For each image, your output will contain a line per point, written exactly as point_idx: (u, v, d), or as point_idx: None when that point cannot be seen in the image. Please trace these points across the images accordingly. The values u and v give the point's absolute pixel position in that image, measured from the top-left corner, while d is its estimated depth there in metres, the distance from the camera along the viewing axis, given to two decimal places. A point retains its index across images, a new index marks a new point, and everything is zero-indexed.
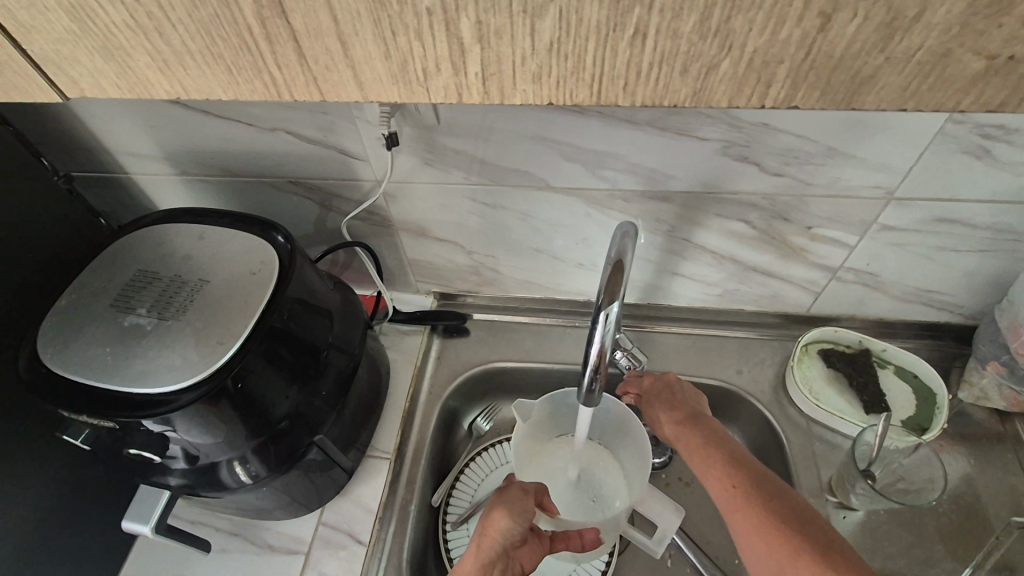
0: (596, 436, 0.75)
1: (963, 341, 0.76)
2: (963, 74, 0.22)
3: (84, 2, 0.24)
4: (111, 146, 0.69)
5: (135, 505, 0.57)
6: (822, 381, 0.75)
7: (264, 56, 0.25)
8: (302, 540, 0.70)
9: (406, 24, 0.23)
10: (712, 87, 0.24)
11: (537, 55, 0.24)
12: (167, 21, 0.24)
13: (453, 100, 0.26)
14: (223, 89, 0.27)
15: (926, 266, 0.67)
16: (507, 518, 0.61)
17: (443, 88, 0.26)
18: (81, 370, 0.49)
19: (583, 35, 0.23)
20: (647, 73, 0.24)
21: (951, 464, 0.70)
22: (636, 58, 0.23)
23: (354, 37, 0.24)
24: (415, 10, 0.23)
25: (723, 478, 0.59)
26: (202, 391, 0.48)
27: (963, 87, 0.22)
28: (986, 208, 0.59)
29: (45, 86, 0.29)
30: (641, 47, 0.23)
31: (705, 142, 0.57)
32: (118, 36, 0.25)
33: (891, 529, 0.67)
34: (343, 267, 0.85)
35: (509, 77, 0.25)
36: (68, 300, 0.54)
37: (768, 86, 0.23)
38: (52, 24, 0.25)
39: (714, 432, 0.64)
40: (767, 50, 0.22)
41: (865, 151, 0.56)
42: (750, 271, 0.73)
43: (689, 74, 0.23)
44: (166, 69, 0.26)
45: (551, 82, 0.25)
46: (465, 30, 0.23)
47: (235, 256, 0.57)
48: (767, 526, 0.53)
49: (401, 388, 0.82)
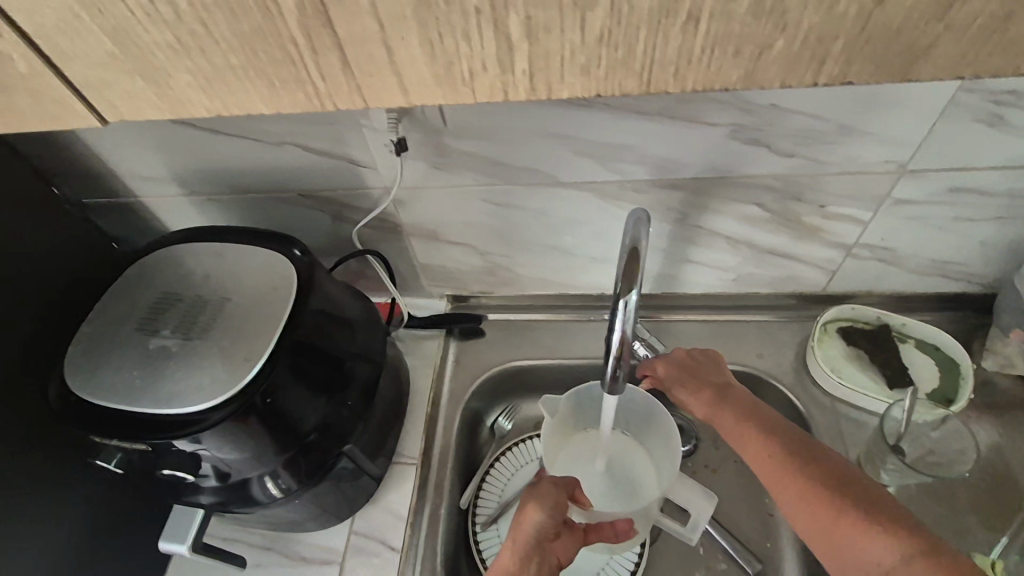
0: (622, 426, 0.75)
1: (983, 310, 0.76)
2: (1022, 37, 0.22)
3: (124, 26, 0.24)
4: (120, 171, 0.69)
5: (171, 526, 0.57)
6: (844, 359, 0.75)
7: (307, 66, 0.25)
8: (335, 550, 0.70)
9: (452, 25, 0.23)
10: (764, 69, 0.24)
11: (585, 49, 0.24)
12: (211, 40, 0.24)
13: (497, 99, 0.26)
14: (263, 105, 0.27)
15: (945, 237, 0.67)
16: (539, 513, 0.61)
17: (487, 87, 0.26)
18: (111, 395, 0.49)
19: (633, 24, 0.22)
20: (699, 58, 0.24)
21: (981, 435, 0.70)
22: (689, 45, 0.23)
23: (399, 41, 0.24)
24: (463, 9, 0.22)
25: (762, 453, 0.58)
26: (232, 409, 0.48)
27: (1021, 50, 0.22)
28: (1002, 174, 0.58)
29: (84, 112, 0.29)
30: (692, 33, 0.23)
31: (715, 127, 0.57)
32: (159, 56, 0.25)
33: (924, 503, 0.67)
34: (356, 276, 0.85)
35: (556, 71, 0.25)
36: (92, 326, 0.54)
37: (822, 65, 0.23)
38: (94, 49, 0.25)
39: (742, 404, 0.63)
40: (824, 27, 0.22)
41: (877, 126, 0.55)
42: (764, 253, 0.72)
43: (741, 56, 0.23)
44: (209, 89, 0.26)
45: (600, 74, 0.25)
46: (514, 26, 0.23)
47: (254, 272, 0.57)
48: (808, 492, 0.53)
49: (421, 393, 0.82)
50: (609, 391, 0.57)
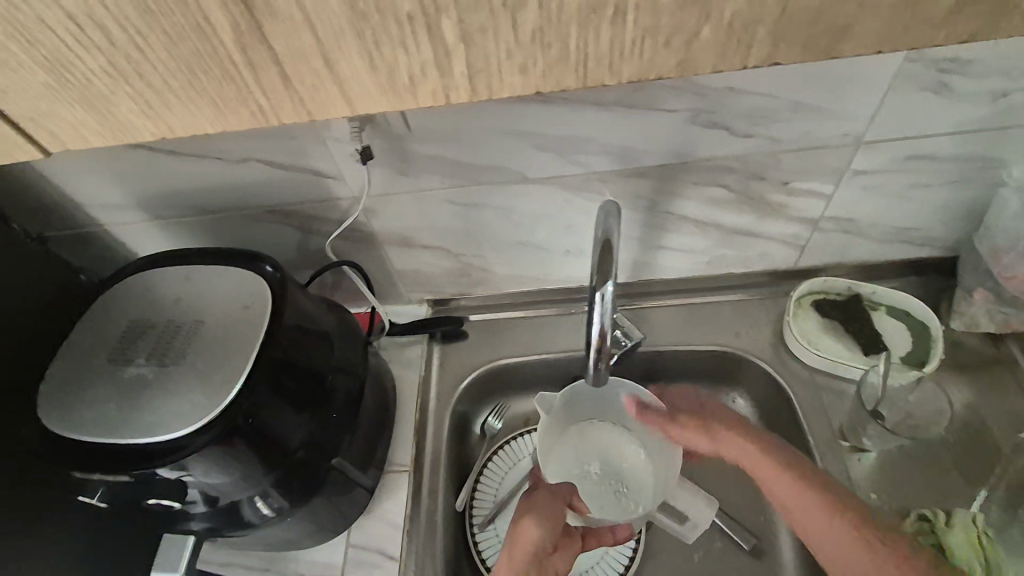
0: (623, 422, 0.74)
1: (946, 272, 0.78)
2: (937, 11, 0.23)
3: (59, 56, 0.23)
4: (81, 200, 0.68)
5: (160, 556, 0.56)
6: (820, 331, 0.77)
7: (249, 85, 0.25)
8: (334, 565, 0.70)
9: (393, 32, 0.23)
10: (699, 54, 0.24)
11: (522, 47, 0.24)
12: (147, 63, 0.24)
13: (441, 104, 0.27)
14: (215, 121, 0.27)
15: (903, 204, 0.69)
16: (539, 529, 0.65)
17: (429, 94, 0.26)
18: (89, 429, 0.48)
19: (566, 20, 0.23)
20: (632, 49, 0.24)
21: (953, 394, 0.72)
22: (620, 36, 0.23)
23: (338, 54, 0.24)
24: (397, 18, 0.23)
25: (761, 464, 0.62)
26: (214, 433, 0.47)
27: (938, 21, 0.23)
28: (951, 140, 0.60)
29: (28, 147, 0.28)
30: (623, 25, 0.23)
31: (674, 113, 0.58)
32: (97, 83, 0.25)
33: (905, 464, 0.69)
34: (332, 288, 0.85)
35: (496, 71, 0.25)
36: (63, 362, 0.53)
37: (750, 48, 0.24)
38: (29, 82, 0.24)
39: (731, 421, 0.66)
40: (748, 13, 0.23)
41: (829, 101, 0.57)
42: (733, 234, 0.74)
43: (672, 46, 0.24)
44: (150, 112, 0.26)
45: (539, 72, 0.25)
46: (447, 31, 0.23)
47: (227, 292, 0.56)
48: (821, 505, 0.58)
49: (408, 399, 0.82)
50: (592, 383, 0.57)
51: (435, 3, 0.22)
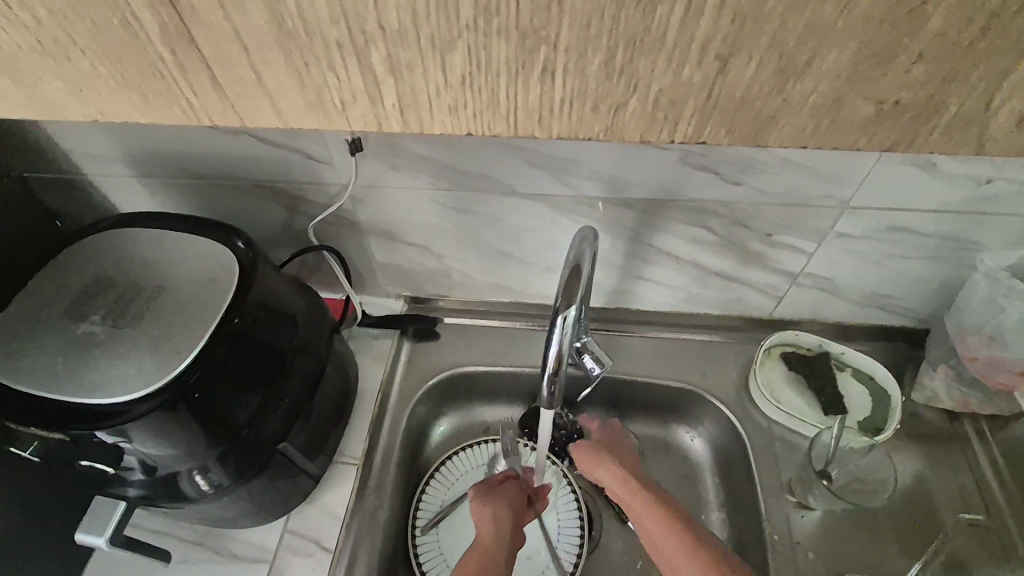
0: None
1: (918, 345, 0.79)
2: (834, 111, 0.24)
3: None
4: (68, 148, 0.67)
5: (89, 517, 0.54)
6: (784, 383, 0.77)
7: None
8: (267, 548, 0.68)
9: (311, 55, 0.24)
10: (374, 86, 0.25)
11: (140, 37, 0.24)
12: None
13: (103, 71, 0.26)
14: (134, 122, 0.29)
15: (881, 271, 0.69)
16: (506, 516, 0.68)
17: (78, 65, 0.25)
18: (33, 380, 0.48)
19: (181, 30, 0.24)
20: (267, 67, 0.25)
21: (902, 463, 0.73)
22: (229, 54, 0.24)
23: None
24: (50, 35, 0.24)
25: None
26: (158, 401, 0.47)
27: (815, 111, 0.24)
28: (930, 217, 0.62)
29: None
30: (221, 44, 0.24)
31: (669, 151, 0.59)
32: None
33: (845, 528, 0.69)
34: (311, 269, 0.84)
35: (112, 61, 0.25)
36: (19, 307, 0.52)
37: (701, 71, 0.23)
38: None
39: None
40: (398, 55, 0.24)
41: (816, 162, 0.58)
42: (713, 275, 0.74)
43: (331, 91, 0.26)
44: None
45: (180, 90, 0.26)
46: (46, 21, 0.24)
47: (192, 262, 0.56)
48: None
49: (370, 390, 0.81)
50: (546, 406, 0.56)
51: (67, 33, 0.24)
